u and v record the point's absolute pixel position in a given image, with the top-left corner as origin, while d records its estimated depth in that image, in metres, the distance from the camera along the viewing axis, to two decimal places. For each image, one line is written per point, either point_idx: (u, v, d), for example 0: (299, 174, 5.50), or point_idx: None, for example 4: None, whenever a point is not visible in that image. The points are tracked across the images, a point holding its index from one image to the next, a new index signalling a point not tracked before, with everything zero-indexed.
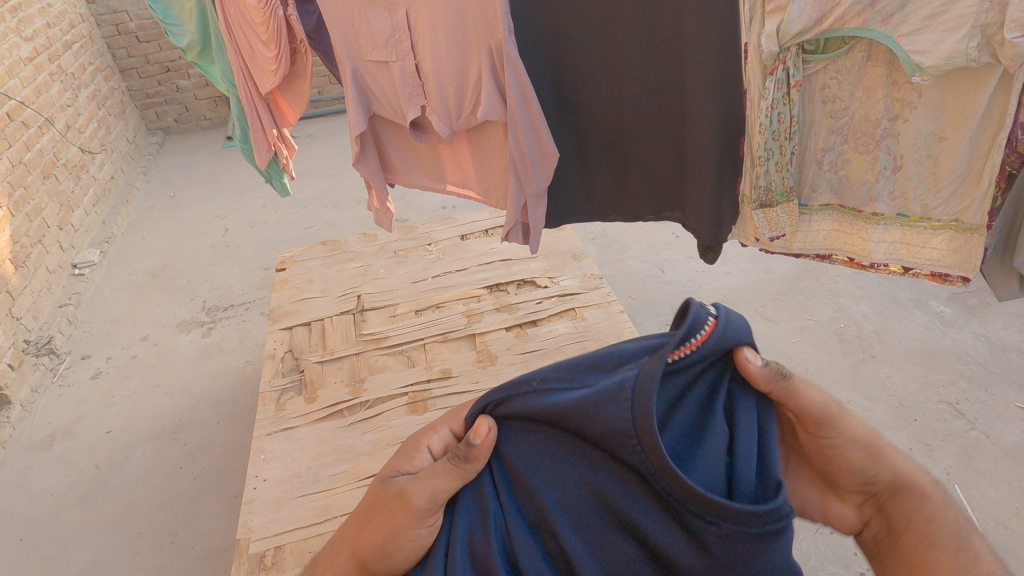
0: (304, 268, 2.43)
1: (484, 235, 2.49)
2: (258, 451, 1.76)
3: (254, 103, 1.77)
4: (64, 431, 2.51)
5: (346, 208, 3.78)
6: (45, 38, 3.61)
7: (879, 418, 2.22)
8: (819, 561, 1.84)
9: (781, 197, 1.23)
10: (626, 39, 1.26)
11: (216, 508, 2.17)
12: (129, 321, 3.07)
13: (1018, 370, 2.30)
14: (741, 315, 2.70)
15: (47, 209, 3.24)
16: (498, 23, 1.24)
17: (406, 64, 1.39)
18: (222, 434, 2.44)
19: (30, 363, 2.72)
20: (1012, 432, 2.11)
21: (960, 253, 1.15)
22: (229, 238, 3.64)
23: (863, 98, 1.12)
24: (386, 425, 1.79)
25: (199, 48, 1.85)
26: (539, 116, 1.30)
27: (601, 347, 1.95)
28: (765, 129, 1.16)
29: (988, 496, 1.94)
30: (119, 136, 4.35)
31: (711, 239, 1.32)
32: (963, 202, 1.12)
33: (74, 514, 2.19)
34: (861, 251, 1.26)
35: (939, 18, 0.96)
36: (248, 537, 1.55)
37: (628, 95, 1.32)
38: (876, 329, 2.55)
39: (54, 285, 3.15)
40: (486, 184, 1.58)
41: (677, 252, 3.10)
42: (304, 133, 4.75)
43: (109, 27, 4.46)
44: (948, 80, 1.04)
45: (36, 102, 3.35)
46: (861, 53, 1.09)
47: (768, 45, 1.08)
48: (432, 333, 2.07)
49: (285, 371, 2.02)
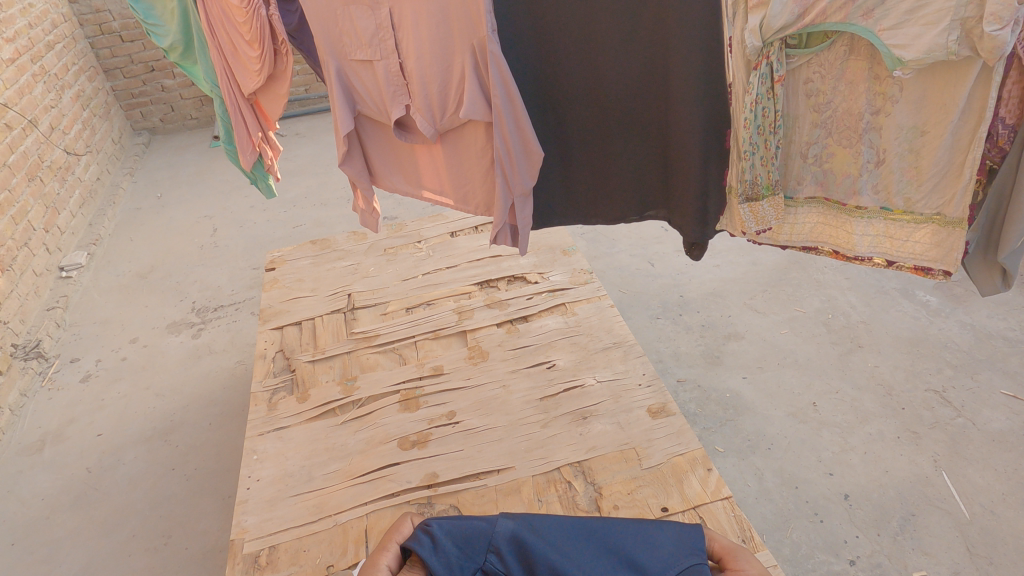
0: (294, 267, 2.42)
1: (473, 232, 2.50)
2: (251, 451, 1.76)
3: (238, 104, 1.76)
4: (55, 435, 2.49)
5: (335, 206, 3.77)
6: (27, 39, 3.57)
7: (867, 407, 2.24)
8: (810, 550, 1.87)
9: (768, 191, 1.23)
10: (607, 41, 1.27)
11: (210, 509, 2.17)
12: (118, 323, 3.05)
13: (1002, 358, 2.33)
14: (731, 308, 2.72)
15: (33, 212, 3.21)
16: (481, 22, 1.24)
17: (390, 63, 1.39)
18: (214, 435, 2.44)
19: (18, 367, 2.70)
20: (997, 418, 2.14)
21: (942, 247, 1.16)
22: (218, 238, 3.62)
23: (846, 92, 1.13)
24: (379, 424, 1.79)
25: (181, 48, 1.83)
26: (523, 115, 1.30)
27: (592, 342, 1.96)
28: (750, 124, 1.16)
29: (974, 482, 1.97)
30: (105, 137, 4.31)
31: (697, 235, 1.35)
32: (945, 195, 1.13)
33: (66, 518, 2.18)
34: (846, 244, 1.27)
35: (919, 12, 0.97)
36: (242, 537, 1.55)
37: (610, 97, 1.33)
38: (863, 319, 2.58)
39: (41, 288, 3.12)
40: (465, 191, 1.58)
41: (666, 246, 3.11)
42: (292, 131, 4.73)
43: (92, 26, 4.41)
44: (929, 75, 1.06)
45: (20, 103, 3.31)
46: (843, 47, 1.10)
47: (752, 40, 1.09)
48: (423, 330, 2.07)
49: (276, 370, 2.02)
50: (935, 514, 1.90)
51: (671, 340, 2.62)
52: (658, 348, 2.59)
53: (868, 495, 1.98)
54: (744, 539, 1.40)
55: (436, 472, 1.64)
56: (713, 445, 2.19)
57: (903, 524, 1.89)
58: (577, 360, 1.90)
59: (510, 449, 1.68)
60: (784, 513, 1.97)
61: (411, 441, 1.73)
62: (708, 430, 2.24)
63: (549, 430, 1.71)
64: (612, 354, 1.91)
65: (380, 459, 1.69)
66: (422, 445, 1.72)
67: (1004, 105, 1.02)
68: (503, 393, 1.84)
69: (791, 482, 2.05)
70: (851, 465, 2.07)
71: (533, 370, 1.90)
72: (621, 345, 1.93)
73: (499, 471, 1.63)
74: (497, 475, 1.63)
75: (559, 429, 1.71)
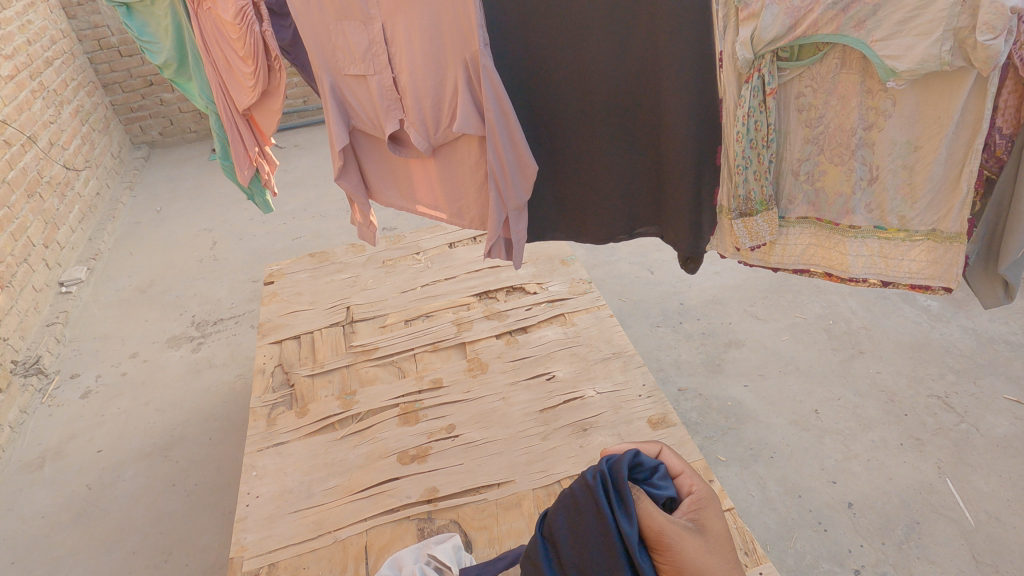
0: (292, 281, 2.42)
1: (472, 242, 2.50)
2: (250, 467, 1.75)
3: (234, 120, 1.77)
4: (55, 451, 2.49)
5: (334, 218, 3.79)
6: (26, 55, 3.59)
7: (870, 414, 2.23)
8: (814, 560, 1.85)
9: (761, 207, 1.23)
10: (597, 56, 1.27)
11: (211, 525, 2.16)
12: (118, 338, 3.05)
13: (1005, 362, 2.32)
14: (731, 315, 2.71)
15: (32, 227, 3.22)
16: (473, 36, 1.24)
17: (384, 77, 1.39)
18: (214, 450, 2.43)
19: (18, 384, 2.70)
20: (1001, 424, 2.12)
21: (941, 264, 1.15)
22: (217, 252, 3.62)
23: (838, 106, 1.13)
24: (378, 438, 1.78)
25: (176, 65, 1.84)
26: (518, 129, 1.30)
27: (591, 353, 1.95)
28: (743, 138, 1.16)
29: (979, 488, 1.96)
30: (104, 152, 4.33)
31: (691, 249, 1.34)
32: (940, 211, 1.12)
33: (66, 536, 2.17)
34: (840, 266, 1.25)
35: (911, 23, 0.97)
36: (242, 555, 1.54)
37: (601, 114, 1.33)
38: (864, 324, 2.57)
39: (41, 304, 3.13)
40: (458, 205, 1.57)
41: (665, 253, 3.11)
42: (291, 143, 4.76)
43: (91, 42, 4.43)
44: (922, 88, 1.05)
45: (19, 119, 3.32)
46: (835, 59, 1.09)
47: (743, 52, 1.08)
48: (421, 343, 2.07)
49: (275, 385, 2.01)
50: (939, 522, 1.89)
51: (672, 348, 2.61)
52: (658, 356, 2.58)
53: (872, 503, 1.97)
54: (747, 552, 1.39)
55: (436, 486, 1.63)
56: (715, 454, 2.18)
57: (908, 533, 1.87)
58: (577, 371, 1.89)
59: (509, 462, 1.67)
60: (787, 522, 1.95)
61: (410, 455, 1.73)
62: (710, 439, 2.23)
63: (549, 442, 1.70)
64: (612, 365, 1.90)
65: (380, 474, 1.68)
66: (422, 459, 1.71)
67: (1000, 115, 1.02)
68: (503, 405, 1.83)
69: (794, 490, 2.04)
70: (854, 473, 2.06)
71: (532, 381, 1.89)
72: (620, 355, 1.93)
73: (499, 484, 1.62)
74: (496, 488, 1.62)
75: (559, 442, 1.70)
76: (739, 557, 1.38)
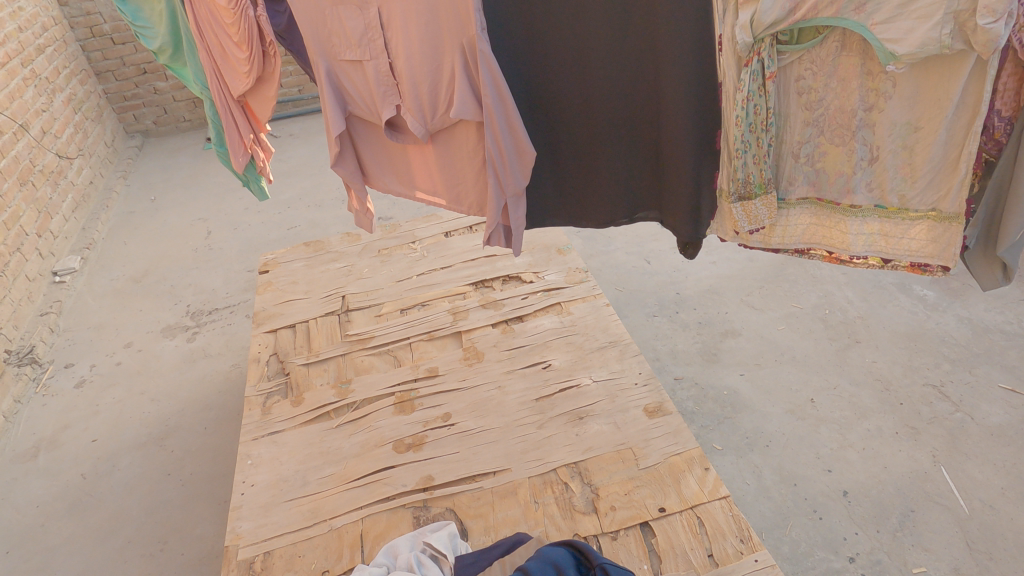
0: (288, 270, 2.41)
1: (467, 231, 2.48)
2: (245, 456, 1.75)
3: (228, 106, 1.75)
4: (49, 441, 2.48)
5: (329, 208, 3.76)
6: (16, 42, 3.54)
7: (866, 403, 2.23)
8: (809, 548, 1.86)
9: (760, 189, 1.22)
10: (595, 41, 1.26)
11: (206, 514, 2.16)
12: (113, 327, 3.03)
13: (1000, 352, 2.33)
14: (728, 304, 2.71)
15: (25, 216, 3.19)
16: (470, 20, 1.22)
17: (380, 63, 1.37)
18: (210, 439, 2.43)
19: (12, 373, 2.68)
20: (996, 412, 2.13)
21: (939, 242, 1.15)
22: (212, 241, 3.60)
23: (838, 89, 1.12)
24: (374, 426, 1.78)
25: (170, 50, 1.82)
26: (516, 114, 1.29)
27: (588, 341, 1.94)
28: (742, 122, 1.15)
29: (974, 477, 1.96)
30: (97, 141, 4.29)
31: (690, 234, 1.33)
32: (940, 190, 1.12)
33: (61, 525, 2.16)
34: (840, 245, 1.25)
35: (911, 6, 0.96)
36: (237, 543, 1.54)
37: (599, 99, 1.32)
38: (861, 314, 2.57)
39: (35, 293, 3.11)
40: (457, 191, 1.56)
41: (662, 243, 3.10)
42: (286, 132, 4.72)
43: (83, 29, 4.38)
44: (922, 70, 1.04)
45: (10, 107, 3.29)
46: (835, 42, 1.08)
47: (742, 36, 1.07)
48: (417, 331, 2.06)
49: (270, 374, 2.00)
50: (934, 510, 1.89)
51: (669, 337, 2.60)
52: (655, 346, 2.58)
53: (867, 492, 1.97)
54: (743, 539, 1.40)
55: (432, 475, 1.63)
56: (711, 443, 2.18)
57: (902, 521, 1.88)
58: (572, 360, 1.89)
59: (505, 450, 1.66)
60: (782, 510, 1.96)
61: (406, 444, 1.72)
62: (705, 428, 2.23)
63: (545, 431, 1.70)
64: (608, 354, 1.89)
65: (375, 463, 1.68)
66: (418, 447, 1.71)
67: (1000, 97, 1.01)
68: (499, 394, 1.82)
69: (790, 479, 2.04)
70: (849, 461, 2.06)
71: (528, 370, 1.88)
72: (616, 344, 1.92)
73: (495, 472, 1.62)
74: (492, 476, 1.61)
75: (555, 430, 1.70)
76: (735, 544, 1.39)
